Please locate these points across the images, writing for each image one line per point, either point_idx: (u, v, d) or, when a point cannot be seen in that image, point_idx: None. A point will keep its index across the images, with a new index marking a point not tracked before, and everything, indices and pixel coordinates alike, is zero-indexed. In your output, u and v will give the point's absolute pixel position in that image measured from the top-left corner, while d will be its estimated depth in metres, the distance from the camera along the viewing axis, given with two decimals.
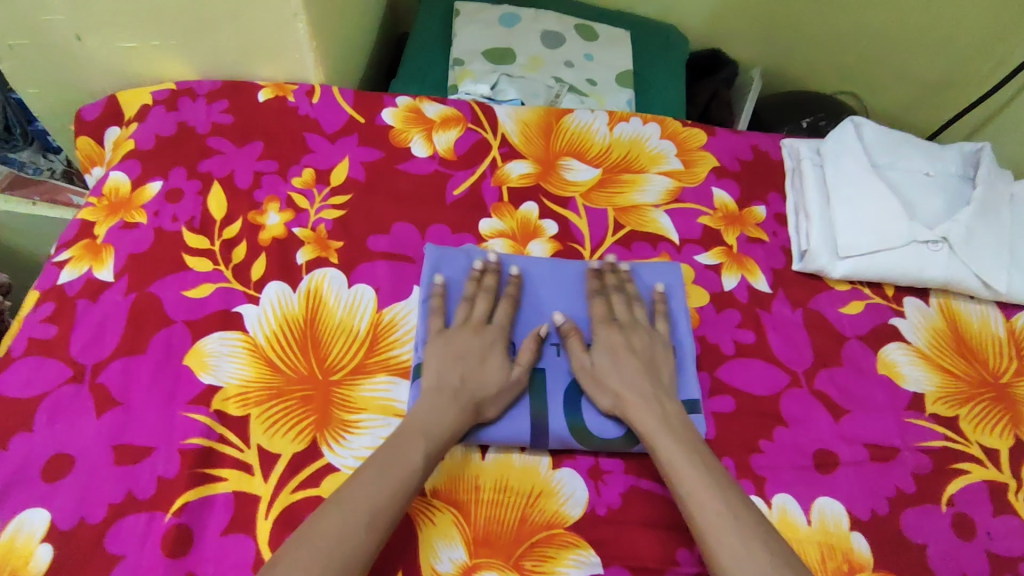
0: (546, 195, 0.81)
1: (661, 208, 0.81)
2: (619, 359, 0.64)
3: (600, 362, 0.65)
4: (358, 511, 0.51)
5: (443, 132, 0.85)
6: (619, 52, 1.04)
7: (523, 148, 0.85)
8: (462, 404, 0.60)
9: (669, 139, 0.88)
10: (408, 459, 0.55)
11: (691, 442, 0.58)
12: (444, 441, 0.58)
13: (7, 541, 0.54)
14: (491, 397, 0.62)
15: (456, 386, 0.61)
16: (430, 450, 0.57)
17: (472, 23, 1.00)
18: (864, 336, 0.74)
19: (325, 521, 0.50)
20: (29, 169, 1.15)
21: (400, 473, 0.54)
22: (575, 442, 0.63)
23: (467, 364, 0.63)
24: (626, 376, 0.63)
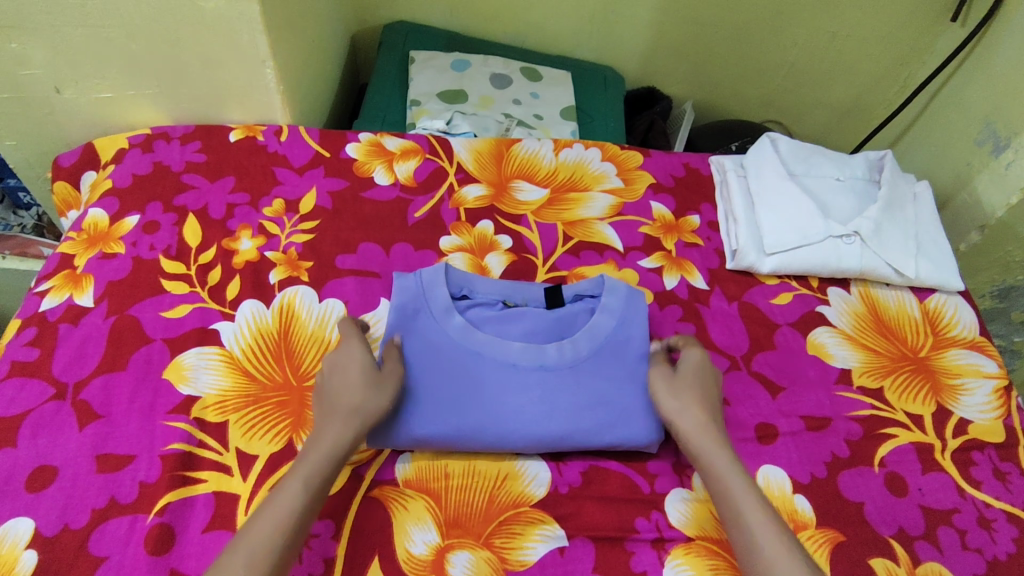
0: (500, 214, 0.88)
1: (605, 221, 0.89)
2: (685, 392, 0.66)
3: (673, 385, 0.67)
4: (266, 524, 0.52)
5: (403, 162, 0.92)
6: (563, 90, 1.14)
7: (477, 173, 0.92)
8: (344, 422, 0.59)
9: (610, 161, 0.96)
10: (287, 487, 0.54)
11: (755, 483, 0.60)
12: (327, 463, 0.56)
13: None
14: (371, 403, 0.60)
15: (348, 406, 0.60)
16: (311, 483, 0.55)
17: (427, 68, 1.10)
18: (794, 323, 0.82)
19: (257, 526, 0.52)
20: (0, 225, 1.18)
21: (280, 502, 0.53)
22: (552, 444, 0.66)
23: (348, 375, 0.62)
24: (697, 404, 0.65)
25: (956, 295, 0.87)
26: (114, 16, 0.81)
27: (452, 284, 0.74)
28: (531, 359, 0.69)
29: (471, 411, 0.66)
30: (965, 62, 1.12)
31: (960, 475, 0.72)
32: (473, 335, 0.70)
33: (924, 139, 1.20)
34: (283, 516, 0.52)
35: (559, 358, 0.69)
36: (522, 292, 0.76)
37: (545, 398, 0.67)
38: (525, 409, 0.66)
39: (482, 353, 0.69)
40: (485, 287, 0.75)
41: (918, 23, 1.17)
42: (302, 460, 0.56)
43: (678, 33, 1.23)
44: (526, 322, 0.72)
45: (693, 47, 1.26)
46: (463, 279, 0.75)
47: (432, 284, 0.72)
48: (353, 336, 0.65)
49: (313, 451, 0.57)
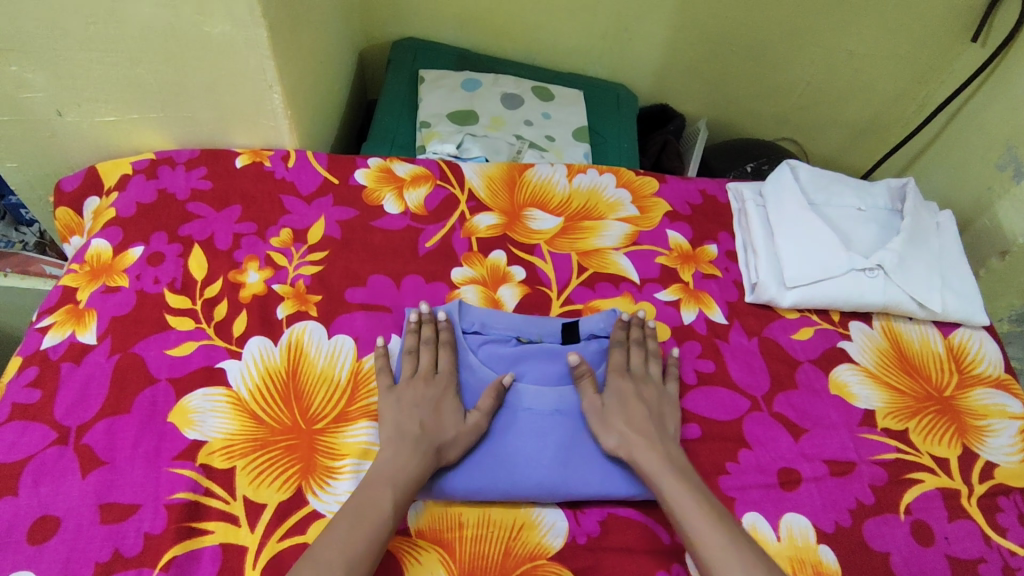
0: (513, 243, 0.86)
1: (621, 251, 0.87)
2: (628, 405, 0.68)
3: (611, 404, 0.68)
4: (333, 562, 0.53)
5: (413, 189, 0.90)
6: (575, 110, 1.12)
7: (490, 201, 0.90)
8: (421, 451, 0.62)
9: (625, 187, 0.94)
10: (378, 504, 0.58)
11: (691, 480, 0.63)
12: (411, 490, 0.60)
13: None
14: (450, 441, 0.64)
15: (415, 433, 0.63)
16: (399, 498, 0.59)
17: (437, 88, 1.08)
18: (816, 360, 0.80)
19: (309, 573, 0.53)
20: None
21: (371, 517, 0.57)
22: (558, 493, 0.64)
23: (423, 412, 0.65)
24: (633, 420, 0.67)
25: (981, 330, 0.85)
26: (118, 40, 0.79)
27: (465, 319, 0.75)
28: (546, 403, 0.69)
29: (488, 459, 0.65)
30: (988, 82, 1.09)
31: (986, 522, 0.69)
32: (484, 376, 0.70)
33: (944, 160, 1.18)
34: (374, 532, 0.56)
35: (576, 400, 0.69)
36: (539, 327, 0.75)
37: (562, 443, 0.67)
38: (542, 454, 0.66)
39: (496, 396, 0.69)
40: (500, 323, 0.74)
41: (939, 43, 1.14)
42: (382, 484, 0.59)
43: (692, 50, 1.21)
44: (542, 363, 0.72)
45: (707, 64, 1.23)
46: (477, 314, 0.75)
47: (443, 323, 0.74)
48: (428, 372, 0.68)
49: (393, 475, 0.60)
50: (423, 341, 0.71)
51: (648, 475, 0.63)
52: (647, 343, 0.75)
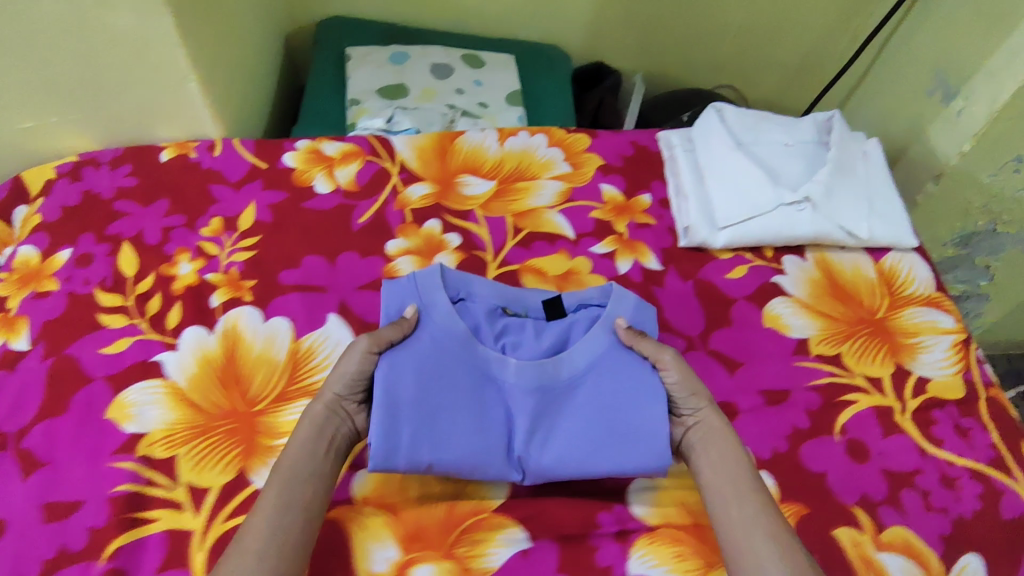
0: (447, 211, 0.86)
1: (555, 209, 0.88)
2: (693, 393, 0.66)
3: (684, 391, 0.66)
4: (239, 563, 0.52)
5: (343, 167, 0.90)
6: (507, 74, 1.12)
7: (421, 171, 0.90)
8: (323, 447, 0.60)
9: (556, 145, 0.94)
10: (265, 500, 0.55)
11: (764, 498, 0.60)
12: (297, 470, 0.57)
13: None
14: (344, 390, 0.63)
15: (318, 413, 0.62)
16: (285, 486, 0.56)
17: (365, 65, 1.06)
18: (750, 296, 0.81)
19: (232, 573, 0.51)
20: None
21: (266, 515, 0.54)
22: (545, 473, 0.63)
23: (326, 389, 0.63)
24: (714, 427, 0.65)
25: (911, 252, 0.86)
26: (21, 42, 0.77)
27: (449, 286, 0.71)
28: (532, 377, 0.66)
29: (483, 438, 0.62)
30: (915, 6, 1.10)
31: (920, 435, 0.71)
32: (472, 350, 0.66)
33: (877, 92, 1.19)
34: (269, 529, 0.54)
35: (557, 376, 0.66)
36: (519, 301, 0.74)
37: (542, 419, 0.65)
38: (519, 435, 0.64)
39: (483, 368, 0.66)
40: (485, 289, 0.72)
41: None
42: (274, 481, 0.56)
43: (622, 6, 1.20)
44: (522, 337, 0.70)
45: (639, 18, 1.22)
46: (461, 281, 0.71)
47: (429, 287, 0.69)
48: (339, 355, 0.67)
49: (295, 475, 0.57)
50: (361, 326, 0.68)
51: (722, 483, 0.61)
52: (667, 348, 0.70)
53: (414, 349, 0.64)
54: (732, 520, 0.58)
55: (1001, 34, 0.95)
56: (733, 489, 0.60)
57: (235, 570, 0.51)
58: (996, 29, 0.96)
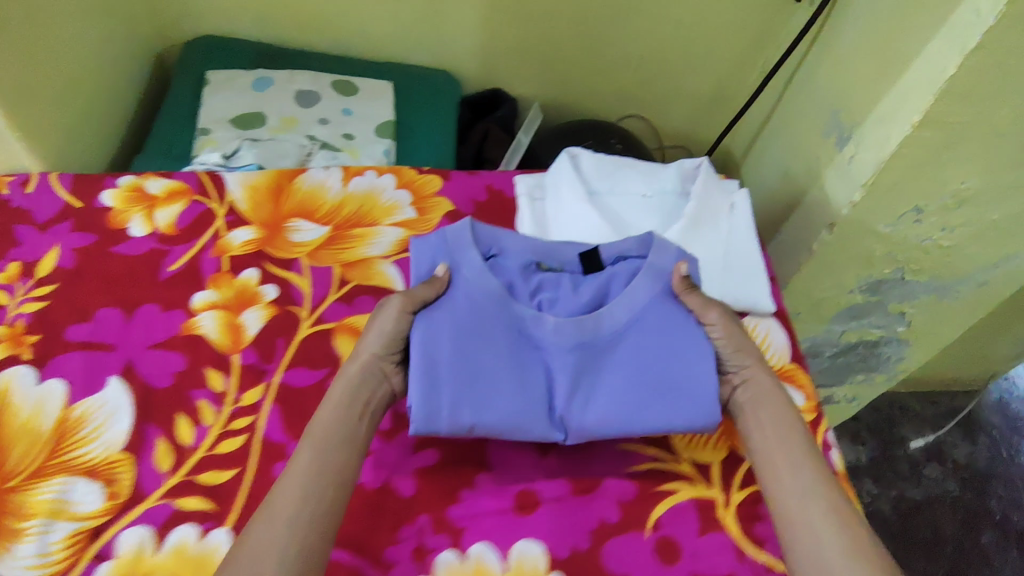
0: (268, 260, 0.79)
1: (389, 260, 0.81)
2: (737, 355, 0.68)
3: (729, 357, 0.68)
4: (274, 526, 0.52)
5: (165, 207, 0.83)
6: (380, 103, 1.05)
7: (249, 214, 0.83)
8: (363, 408, 0.62)
9: (404, 188, 0.88)
10: (307, 464, 0.56)
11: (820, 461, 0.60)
12: (335, 437, 0.59)
13: None
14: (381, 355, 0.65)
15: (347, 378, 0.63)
16: (341, 450, 0.58)
17: (222, 91, 0.99)
18: None
19: (262, 531, 0.52)
20: None
21: (313, 477, 0.56)
22: (589, 431, 0.64)
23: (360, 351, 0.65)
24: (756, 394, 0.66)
25: (769, 317, 0.79)
26: None
27: (480, 242, 0.73)
28: (569, 335, 0.67)
29: (596, 392, 0.66)
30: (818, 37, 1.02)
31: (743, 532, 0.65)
32: (507, 306, 0.68)
33: (783, 128, 1.12)
34: (315, 492, 0.55)
35: (597, 333, 0.68)
36: (559, 256, 0.75)
37: (574, 377, 0.66)
38: (614, 392, 0.65)
39: (518, 324, 0.67)
40: (515, 244, 0.73)
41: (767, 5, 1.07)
42: (318, 446, 0.58)
43: (513, 32, 1.13)
44: (557, 293, 0.71)
45: (533, 45, 1.15)
46: (491, 237, 0.73)
47: (457, 246, 0.71)
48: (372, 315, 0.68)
49: (343, 439, 0.59)
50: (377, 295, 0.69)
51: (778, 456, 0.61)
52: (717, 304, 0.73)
53: (497, 303, 0.68)
54: (786, 489, 0.59)
55: (890, 76, 0.85)
56: (785, 457, 0.61)
57: (262, 534, 0.52)
58: (887, 71, 0.86)
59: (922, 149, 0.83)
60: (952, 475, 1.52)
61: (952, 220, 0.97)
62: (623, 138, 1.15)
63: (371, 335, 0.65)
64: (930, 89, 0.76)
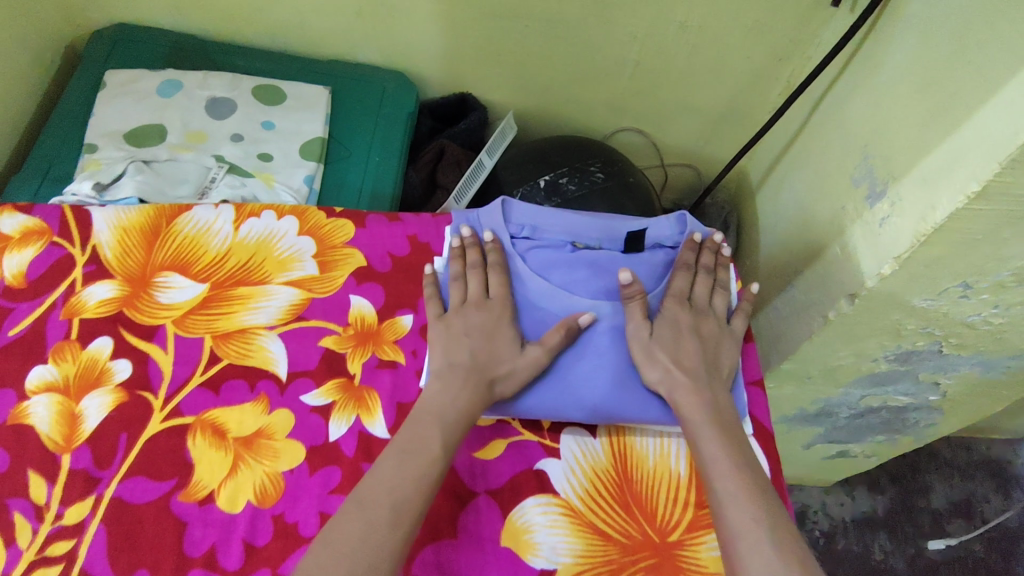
0: (126, 326, 0.65)
1: (275, 331, 0.66)
2: (680, 339, 0.60)
3: (660, 334, 0.60)
4: (379, 505, 0.49)
5: (17, 252, 0.69)
6: (309, 115, 0.88)
7: (115, 264, 0.68)
8: (474, 384, 0.57)
9: (309, 235, 0.72)
10: (428, 446, 0.53)
11: (732, 433, 0.56)
12: (457, 425, 0.55)
13: None
14: (506, 375, 0.58)
15: (467, 364, 0.58)
16: (448, 436, 0.54)
17: (120, 97, 0.84)
18: (498, 491, 0.59)
19: (347, 521, 0.48)
20: None
21: (423, 458, 0.52)
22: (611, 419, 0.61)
23: (475, 341, 0.59)
24: (683, 355, 0.59)
25: (747, 438, 0.63)
26: None
27: (512, 223, 0.67)
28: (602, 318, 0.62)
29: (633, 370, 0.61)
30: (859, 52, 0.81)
31: None
32: (535, 286, 0.63)
33: (808, 158, 0.92)
34: (428, 474, 0.51)
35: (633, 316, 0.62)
36: (597, 233, 0.66)
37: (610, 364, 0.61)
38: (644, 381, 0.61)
39: (547, 306, 0.63)
40: (552, 226, 0.66)
41: (793, 6, 0.85)
42: (435, 422, 0.54)
43: (480, 33, 0.94)
44: (591, 275, 0.63)
45: (505, 49, 0.96)
46: (526, 217, 0.66)
47: (488, 228, 0.66)
48: (481, 301, 0.62)
49: (446, 413, 0.55)
50: (468, 267, 0.64)
51: (688, 424, 0.56)
52: (716, 272, 0.66)
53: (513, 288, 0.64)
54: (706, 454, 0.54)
55: (938, 127, 0.64)
56: (699, 424, 0.56)
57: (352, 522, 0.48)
58: (938, 120, 0.65)
59: (977, 226, 0.62)
60: (978, 533, 1.28)
61: (1010, 298, 0.75)
62: (608, 158, 0.95)
63: (503, 339, 0.60)
64: (994, 157, 0.55)
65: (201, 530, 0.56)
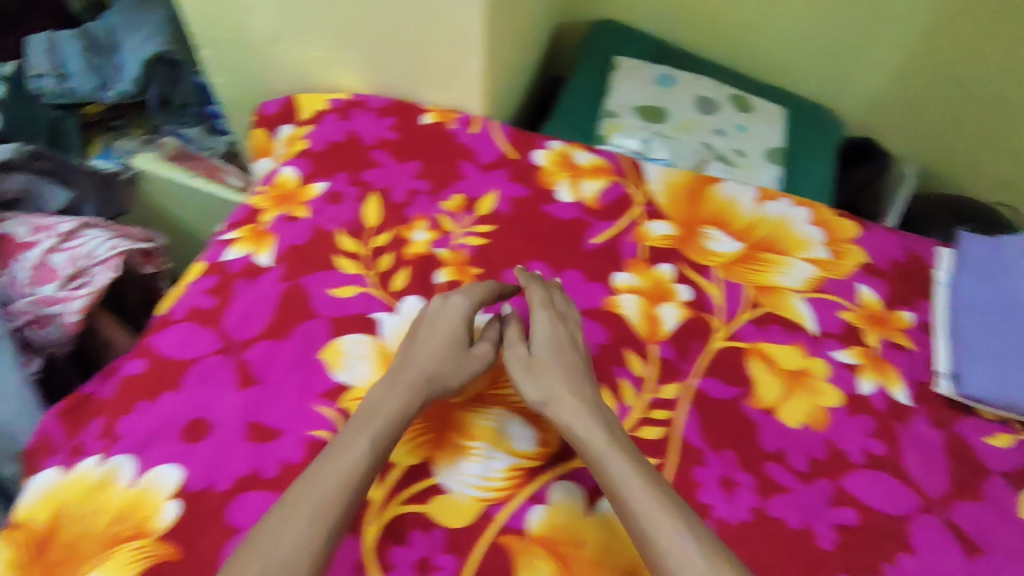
0: (683, 260, 0.81)
1: (801, 295, 0.80)
2: (562, 351, 0.67)
3: (537, 348, 0.68)
4: (298, 509, 0.53)
5: (590, 180, 0.87)
6: (772, 127, 1.04)
7: (668, 210, 0.85)
8: (409, 382, 0.63)
9: (818, 226, 0.87)
10: (353, 447, 0.57)
11: (630, 450, 0.59)
12: (393, 426, 0.60)
13: (142, 491, 0.61)
14: (444, 375, 0.65)
15: (401, 366, 0.65)
16: (376, 441, 0.58)
17: (630, 79, 1.03)
18: (1010, 475, 0.70)
19: (269, 517, 0.53)
20: (196, 145, 1.39)
21: (347, 460, 0.56)
22: None
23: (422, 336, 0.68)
24: (564, 367, 0.66)
25: None
26: None
27: None
28: None
29: None
30: None
31: None
32: None
33: None
34: (347, 473, 0.55)
35: None
36: None
37: None
38: None
39: None
40: None
41: None
42: (371, 421, 0.59)
43: (919, 85, 1.13)
44: None
45: (931, 100, 1.14)
46: None
47: (1010, 259, 0.82)
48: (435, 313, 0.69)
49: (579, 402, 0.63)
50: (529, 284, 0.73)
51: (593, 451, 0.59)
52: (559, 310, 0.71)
53: None
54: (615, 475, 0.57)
55: None
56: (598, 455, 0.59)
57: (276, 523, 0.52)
58: None
59: None
60: None
61: None
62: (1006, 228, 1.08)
63: (441, 344, 0.66)
64: None
65: (774, 435, 0.70)
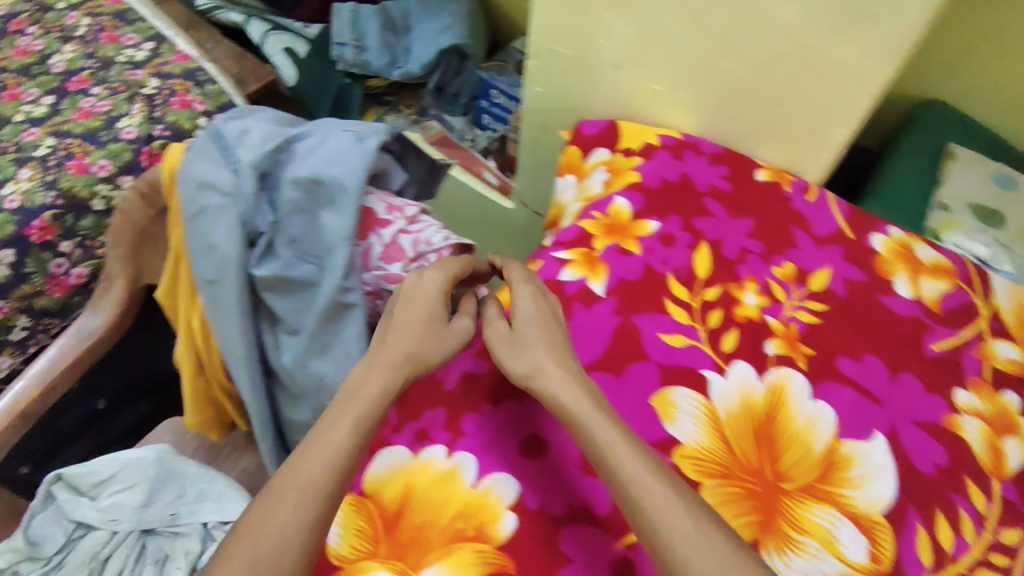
0: None
1: None
2: (542, 321, 0.68)
3: (521, 326, 0.67)
4: (287, 493, 0.53)
5: (931, 279, 0.82)
6: None
7: (1016, 331, 0.80)
8: (396, 363, 0.64)
9: None
10: (337, 429, 0.57)
11: (643, 450, 0.56)
12: (368, 409, 0.59)
13: (483, 493, 0.63)
14: (421, 348, 0.66)
15: (383, 352, 0.65)
16: (358, 425, 0.58)
17: (970, 172, 0.97)
18: None
19: (252, 506, 0.53)
20: (458, 134, 1.46)
21: (331, 441, 0.56)
22: None
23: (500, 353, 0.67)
24: (550, 344, 0.66)
25: None
26: (734, 30, 0.80)
27: None
28: None
29: None
30: None
31: None
32: None
33: None
34: (337, 452, 0.55)
35: None
36: None
37: None
38: None
39: None
40: None
41: None
42: (350, 403, 0.60)
43: None
44: None
45: None
46: None
47: None
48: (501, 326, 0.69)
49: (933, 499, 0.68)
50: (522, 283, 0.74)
51: (608, 455, 0.56)
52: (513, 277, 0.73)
53: None
54: (651, 498, 0.53)
55: None
56: (597, 453, 0.56)
57: (274, 516, 0.51)
58: None
59: None
60: None
61: None
62: None
63: (420, 320, 0.68)
64: None
65: None
